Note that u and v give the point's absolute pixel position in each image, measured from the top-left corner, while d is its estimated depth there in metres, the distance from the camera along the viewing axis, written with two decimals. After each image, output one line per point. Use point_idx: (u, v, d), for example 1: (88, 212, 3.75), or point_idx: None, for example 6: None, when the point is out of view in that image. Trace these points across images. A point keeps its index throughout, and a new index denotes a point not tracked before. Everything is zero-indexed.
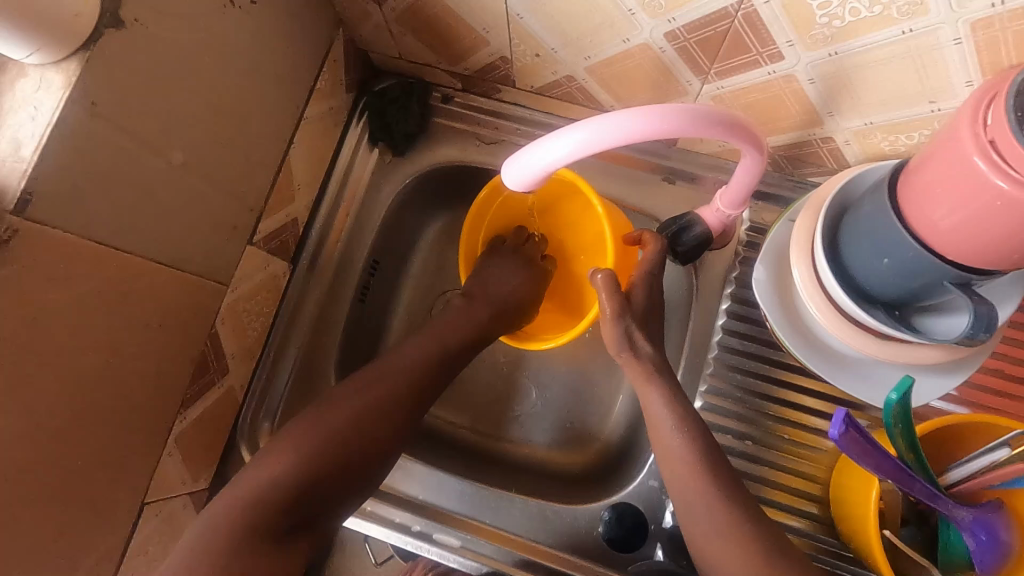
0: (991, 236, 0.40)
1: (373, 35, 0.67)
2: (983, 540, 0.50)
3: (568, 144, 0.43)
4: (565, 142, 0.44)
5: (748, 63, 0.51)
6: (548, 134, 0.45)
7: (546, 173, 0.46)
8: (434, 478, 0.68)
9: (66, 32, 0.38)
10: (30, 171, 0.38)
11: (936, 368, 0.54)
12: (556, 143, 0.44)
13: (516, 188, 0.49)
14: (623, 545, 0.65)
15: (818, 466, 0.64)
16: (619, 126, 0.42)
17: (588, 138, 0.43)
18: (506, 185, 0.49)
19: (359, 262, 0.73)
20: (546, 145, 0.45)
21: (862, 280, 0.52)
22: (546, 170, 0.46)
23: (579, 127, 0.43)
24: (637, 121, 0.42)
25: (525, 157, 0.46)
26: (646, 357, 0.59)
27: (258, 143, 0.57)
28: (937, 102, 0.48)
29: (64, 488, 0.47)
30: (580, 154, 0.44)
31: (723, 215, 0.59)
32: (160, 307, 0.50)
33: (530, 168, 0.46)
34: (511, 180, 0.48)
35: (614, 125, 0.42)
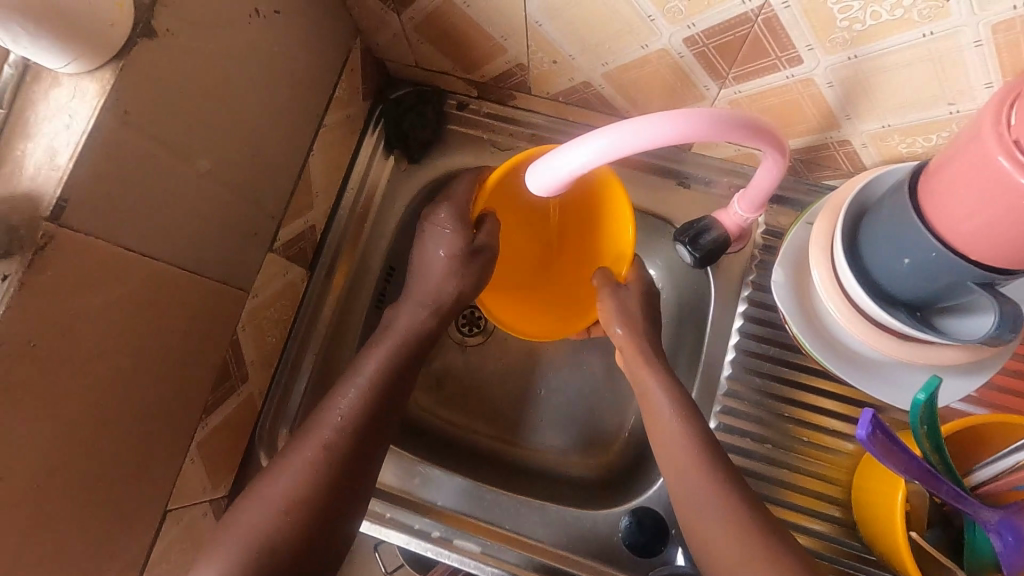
0: (1016, 235, 0.41)
1: (390, 44, 0.68)
2: (1010, 541, 0.50)
3: (592, 149, 0.43)
4: (589, 147, 0.44)
5: (767, 67, 0.52)
6: (573, 139, 0.45)
7: (570, 179, 0.46)
8: (452, 484, 0.68)
9: (101, 42, 0.38)
10: (65, 178, 0.38)
11: (959, 369, 0.54)
12: (581, 148, 0.44)
13: (540, 193, 0.49)
14: (644, 551, 0.64)
15: (837, 468, 0.64)
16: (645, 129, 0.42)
17: (613, 144, 0.43)
18: (530, 190, 0.49)
19: (375, 269, 0.73)
20: (571, 151, 0.45)
21: (883, 281, 0.52)
22: (571, 175, 0.46)
23: (604, 133, 0.43)
24: (663, 125, 0.42)
25: (549, 163, 0.46)
26: None
27: (279, 151, 0.58)
28: (956, 104, 0.48)
29: (91, 495, 0.47)
30: (605, 160, 0.44)
31: (741, 219, 0.59)
32: (186, 314, 0.51)
33: (554, 174, 0.46)
34: (535, 186, 0.48)
35: (640, 130, 0.42)
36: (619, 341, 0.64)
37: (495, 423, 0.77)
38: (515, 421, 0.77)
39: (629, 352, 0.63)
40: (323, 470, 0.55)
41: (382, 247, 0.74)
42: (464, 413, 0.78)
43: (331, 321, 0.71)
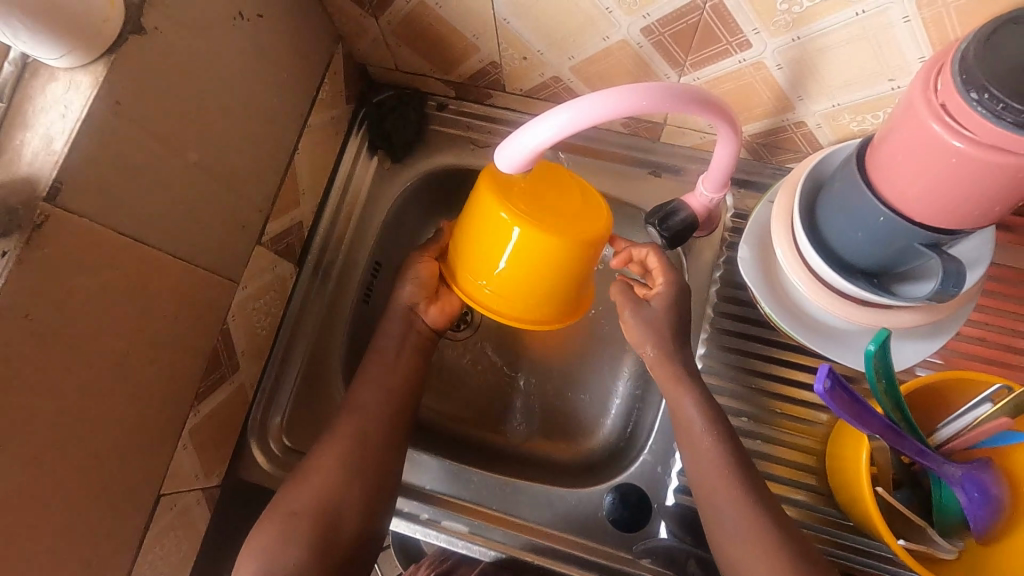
0: (952, 195, 0.43)
1: (371, 49, 0.71)
2: (975, 496, 0.52)
3: (555, 125, 0.46)
4: (550, 123, 0.46)
5: (720, 52, 0.55)
6: (536, 116, 0.47)
7: (534, 155, 0.49)
8: (441, 468, 0.70)
9: (95, 38, 0.41)
10: (61, 162, 0.41)
11: (916, 332, 0.57)
12: (544, 125, 0.47)
13: (508, 171, 0.51)
14: (628, 525, 0.66)
15: (813, 439, 0.66)
16: (599, 104, 0.45)
17: (572, 118, 0.45)
18: (498, 167, 0.51)
19: (361, 264, 0.76)
20: (533, 128, 0.47)
21: (838, 249, 0.55)
22: (534, 152, 0.49)
23: (562, 108, 0.46)
24: (616, 98, 0.45)
25: (514, 141, 0.49)
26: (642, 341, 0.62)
27: (266, 148, 0.61)
28: (895, 80, 0.51)
29: (86, 473, 0.49)
30: (566, 134, 0.47)
31: (707, 200, 0.62)
32: (177, 301, 0.53)
33: (519, 152, 0.49)
34: (503, 163, 0.51)
35: (596, 105, 0.45)
36: (650, 360, 0.63)
37: (483, 413, 0.79)
38: (501, 410, 0.79)
39: (661, 370, 0.62)
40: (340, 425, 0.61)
41: (368, 243, 0.77)
42: (450, 404, 0.80)
43: (320, 314, 0.74)
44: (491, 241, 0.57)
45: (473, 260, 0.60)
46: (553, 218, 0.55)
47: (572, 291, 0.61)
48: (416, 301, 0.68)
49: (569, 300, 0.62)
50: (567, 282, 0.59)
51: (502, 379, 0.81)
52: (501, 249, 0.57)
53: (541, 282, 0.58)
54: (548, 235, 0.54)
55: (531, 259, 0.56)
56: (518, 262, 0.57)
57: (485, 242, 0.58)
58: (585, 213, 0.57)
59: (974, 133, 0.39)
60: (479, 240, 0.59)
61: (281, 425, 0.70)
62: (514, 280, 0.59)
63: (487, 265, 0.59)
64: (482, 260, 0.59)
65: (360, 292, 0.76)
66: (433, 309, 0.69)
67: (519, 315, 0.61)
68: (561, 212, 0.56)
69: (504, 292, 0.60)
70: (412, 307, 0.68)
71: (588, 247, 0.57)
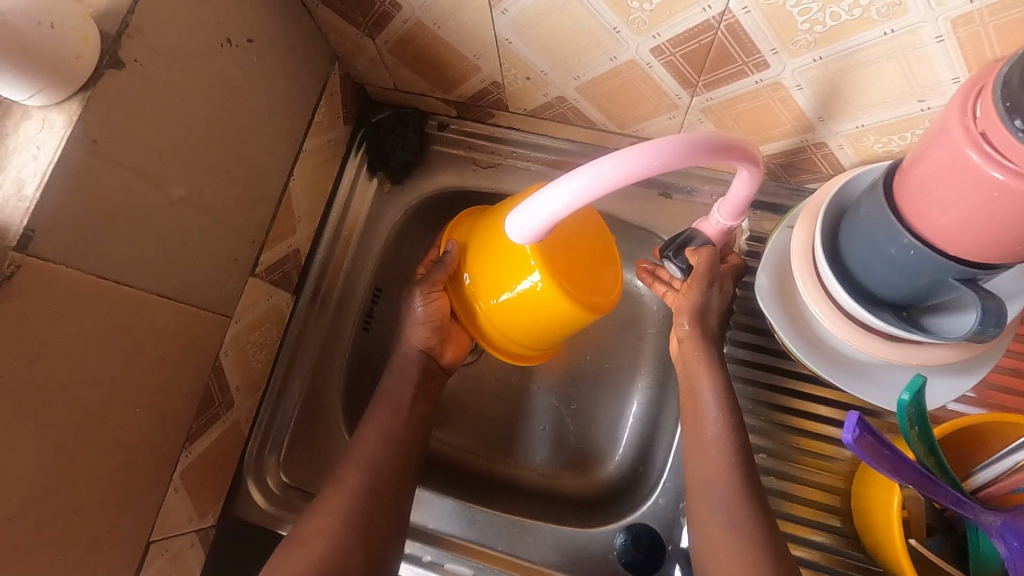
0: (993, 229, 0.40)
1: (368, 68, 0.69)
2: (1016, 546, 0.48)
3: (580, 184, 0.43)
4: (571, 185, 0.43)
5: (735, 73, 0.52)
6: (561, 177, 0.44)
7: (555, 219, 0.46)
8: (446, 506, 0.67)
9: (67, 74, 0.39)
10: (33, 209, 0.38)
11: (953, 369, 0.53)
12: (569, 185, 0.43)
13: (529, 234, 0.49)
14: (641, 568, 0.62)
15: (835, 476, 0.62)
16: (627, 163, 0.41)
17: (590, 183, 0.42)
18: (517, 230, 0.49)
19: (361, 291, 0.73)
20: (555, 191, 0.44)
21: (865, 282, 0.51)
22: (556, 215, 0.46)
23: (582, 171, 0.43)
24: (646, 154, 0.41)
25: (534, 204, 0.46)
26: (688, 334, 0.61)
27: (259, 176, 0.58)
28: (926, 101, 0.48)
29: (70, 528, 0.46)
30: (591, 196, 0.43)
31: (723, 226, 0.57)
32: (165, 343, 0.51)
33: (535, 219, 0.47)
34: (524, 227, 0.48)
35: (624, 162, 0.41)
36: (682, 334, 0.62)
37: (490, 443, 0.77)
38: (507, 439, 0.77)
39: (688, 347, 0.61)
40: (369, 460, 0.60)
41: (369, 268, 0.74)
42: (454, 434, 0.77)
43: (318, 344, 0.71)
44: (505, 261, 0.59)
45: (486, 272, 0.61)
46: (564, 275, 0.57)
47: (558, 334, 0.63)
48: (424, 347, 0.68)
49: (547, 343, 0.65)
50: (553, 333, 0.63)
51: (509, 406, 0.78)
52: (509, 275, 0.58)
53: (539, 323, 0.61)
54: (545, 285, 0.56)
55: (527, 299, 0.58)
56: (524, 300, 0.59)
57: (497, 259, 0.59)
58: (594, 289, 0.60)
59: (1018, 164, 0.36)
60: (493, 256, 0.60)
61: (278, 460, 0.68)
62: (516, 312, 0.60)
63: (494, 285, 0.60)
64: (494, 277, 0.60)
65: (360, 320, 0.73)
66: (451, 351, 0.70)
67: (505, 343, 0.65)
68: (572, 277, 0.58)
69: (503, 317, 0.62)
70: (426, 350, 0.68)
71: (574, 317, 0.59)
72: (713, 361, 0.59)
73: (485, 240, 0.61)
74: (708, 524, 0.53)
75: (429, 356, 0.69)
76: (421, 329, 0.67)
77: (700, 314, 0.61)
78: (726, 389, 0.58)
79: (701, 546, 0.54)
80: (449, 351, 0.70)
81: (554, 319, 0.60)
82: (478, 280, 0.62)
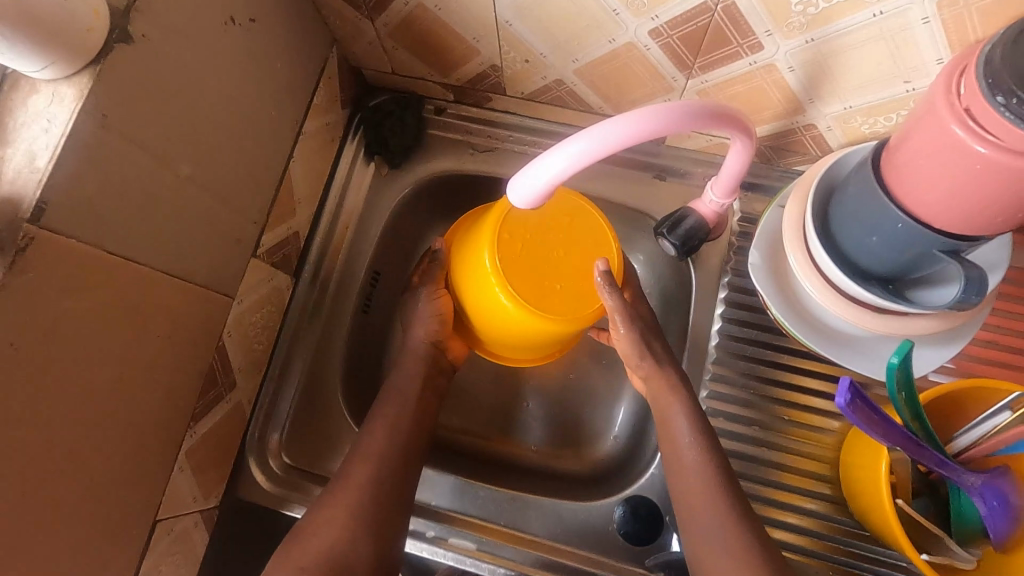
0: (975, 202, 0.42)
1: (367, 52, 0.69)
2: (996, 505, 0.51)
3: (581, 148, 0.44)
4: (570, 150, 0.45)
5: (730, 55, 0.54)
6: (559, 143, 0.46)
7: (553, 185, 0.47)
8: (448, 483, 0.68)
9: (79, 47, 0.39)
10: (46, 180, 0.39)
11: (934, 339, 0.56)
12: (568, 150, 0.45)
13: (526, 202, 0.49)
14: (640, 539, 0.64)
15: (825, 446, 0.65)
16: (624, 127, 0.44)
17: (589, 146, 0.44)
18: (515, 199, 0.49)
19: (360, 274, 0.74)
20: (554, 156, 0.46)
21: (854, 255, 0.53)
22: (555, 180, 0.47)
23: (581, 136, 0.44)
24: (641, 118, 0.44)
25: (532, 171, 0.47)
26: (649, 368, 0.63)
27: (261, 157, 0.58)
28: (911, 81, 0.50)
29: (80, 504, 0.47)
30: (589, 159, 0.45)
31: (717, 206, 0.61)
32: (171, 321, 0.51)
33: (534, 185, 0.47)
34: (522, 195, 0.49)
35: (622, 125, 0.44)
36: (644, 372, 0.63)
37: (489, 423, 0.78)
38: (505, 419, 0.78)
39: (654, 383, 0.62)
40: None
41: (368, 252, 0.75)
42: (453, 415, 0.78)
43: (318, 327, 0.71)
44: (481, 277, 0.62)
45: (471, 288, 0.65)
46: (529, 288, 0.60)
47: (548, 341, 0.65)
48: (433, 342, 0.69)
49: (544, 347, 0.67)
50: (543, 341, 0.64)
51: (507, 388, 0.79)
52: (485, 292, 0.62)
53: (524, 334, 0.63)
54: (512, 300, 0.59)
55: (504, 314, 0.61)
56: (502, 314, 0.61)
57: (474, 275, 0.63)
58: (574, 299, 0.61)
59: (1000, 138, 0.38)
60: (472, 272, 0.63)
61: (280, 440, 0.68)
62: (501, 323, 0.63)
63: (478, 299, 0.64)
64: (477, 292, 0.64)
65: (359, 303, 0.74)
66: (455, 347, 0.71)
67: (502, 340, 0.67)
68: (541, 291, 0.60)
69: (488, 321, 0.65)
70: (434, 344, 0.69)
71: (542, 329, 0.61)
72: (675, 382, 0.62)
73: (466, 256, 0.65)
74: (707, 493, 0.56)
75: (437, 350, 0.70)
76: (428, 324, 0.69)
77: (642, 348, 0.63)
78: (695, 411, 0.60)
79: (697, 514, 0.56)
80: (454, 348, 0.71)
81: (534, 333, 0.62)
82: (465, 292, 0.66)
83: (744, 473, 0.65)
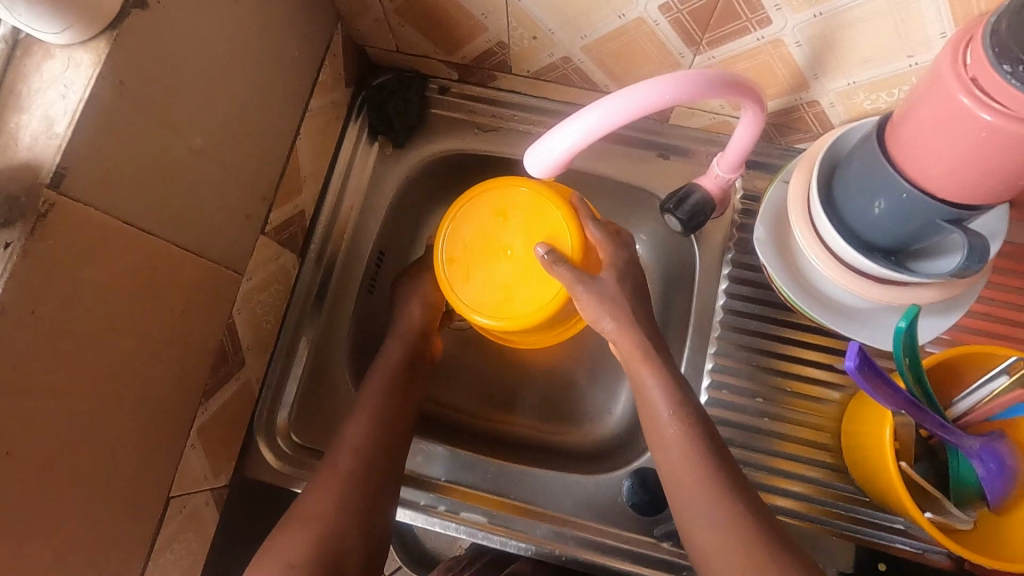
0: (977, 171, 0.43)
1: (372, 29, 0.69)
2: (993, 467, 0.53)
3: (600, 117, 0.45)
4: (590, 119, 0.45)
5: (739, 30, 0.54)
6: (577, 112, 0.46)
7: (571, 154, 0.48)
8: (457, 459, 0.69)
9: (96, 11, 0.38)
10: (65, 146, 0.38)
11: (933, 309, 0.57)
12: (588, 119, 0.45)
13: (541, 172, 0.50)
14: (649, 509, 0.65)
15: (826, 416, 0.67)
16: (643, 96, 0.44)
17: (609, 115, 0.45)
18: (531, 168, 0.50)
19: (366, 254, 0.74)
20: (573, 125, 0.46)
21: (858, 227, 0.55)
22: (573, 149, 0.47)
23: (601, 105, 0.45)
24: (661, 88, 0.44)
25: (549, 140, 0.47)
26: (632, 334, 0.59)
27: (269, 133, 0.58)
28: (914, 56, 0.52)
29: (98, 478, 0.46)
30: (608, 129, 0.46)
31: (722, 180, 0.62)
32: (185, 295, 0.51)
33: (551, 154, 0.48)
34: (538, 164, 0.49)
35: (641, 95, 0.44)
36: (611, 336, 0.60)
37: (494, 402, 0.79)
38: (511, 398, 0.79)
39: (626, 346, 0.59)
40: None
41: (373, 231, 0.75)
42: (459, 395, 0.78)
43: (325, 306, 0.71)
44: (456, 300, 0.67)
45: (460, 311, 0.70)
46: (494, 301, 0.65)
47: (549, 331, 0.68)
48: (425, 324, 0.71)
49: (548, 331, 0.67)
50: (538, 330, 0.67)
51: (512, 367, 0.80)
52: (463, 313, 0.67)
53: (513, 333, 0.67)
54: (482, 316, 0.64)
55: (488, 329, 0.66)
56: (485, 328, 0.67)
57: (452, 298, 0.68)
58: (533, 287, 0.64)
59: (1005, 106, 0.39)
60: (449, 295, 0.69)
61: (288, 420, 0.68)
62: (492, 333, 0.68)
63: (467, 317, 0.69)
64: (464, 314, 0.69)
65: (364, 283, 0.74)
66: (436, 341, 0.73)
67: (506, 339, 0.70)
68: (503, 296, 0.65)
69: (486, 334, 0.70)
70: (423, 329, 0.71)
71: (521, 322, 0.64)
72: (648, 348, 0.59)
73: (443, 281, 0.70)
74: None
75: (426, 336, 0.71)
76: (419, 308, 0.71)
77: (619, 310, 0.60)
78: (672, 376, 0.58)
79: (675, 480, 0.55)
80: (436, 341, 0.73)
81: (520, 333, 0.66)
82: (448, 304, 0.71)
83: (747, 444, 0.67)
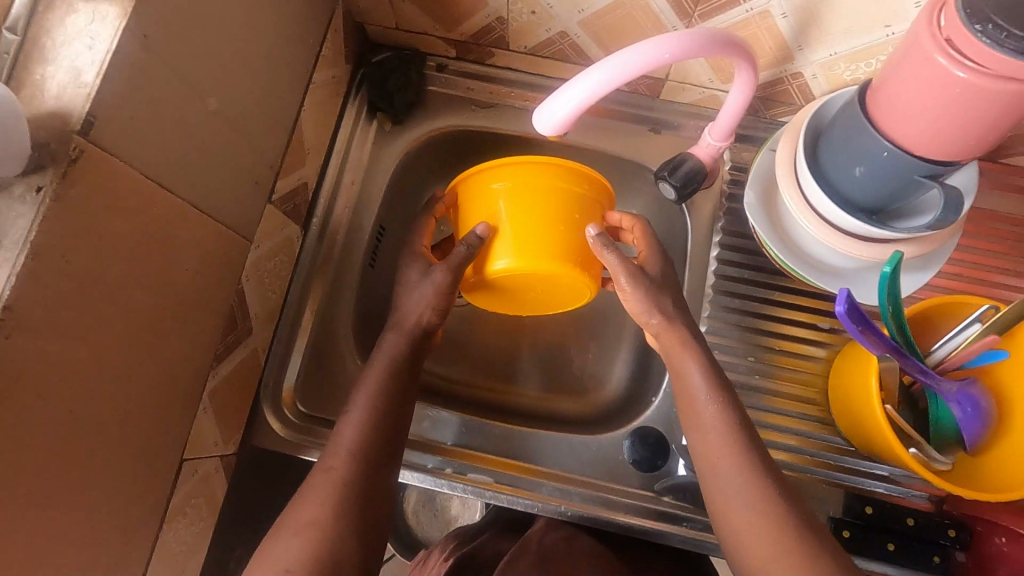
0: (952, 126, 0.47)
1: (371, 5, 0.70)
2: (969, 410, 0.57)
3: (603, 76, 0.47)
4: (593, 77, 0.47)
5: (730, 2, 0.57)
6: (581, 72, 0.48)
7: (577, 112, 0.50)
8: (462, 423, 0.71)
9: None
10: (94, 95, 0.39)
11: (911, 265, 0.61)
12: (591, 77, 0.47)
13: (549, 132, 0.52)
14: (649, 466, 0.68)
15: (812, 373, 0.70)
16: (642, 54, 0.47)
17: (611, 73, 0.47)
18: (539, 129, 0.52)
19: (367, 227, 0.75)
20: (577, 83, 0.48)
21: (843, 188, 0.58)
22: (579, 108, 0.49)
23: (603, 65, 0.47)
24: (657, 48, 0.47)
25: (554, 100, 0.49)
26: (676, 322, 0.60)
27: (276, 101, 0.59)
28: (891, 26, 0.55)
29: (118, 433, 0.47)
30: (611, 86, 0.48)
31: (713, 149, 0.65)
32: (199, 255, 0.51)
33: (559, 113, 0.50)
34: (545, 125, 0.51)
35: (639, 53, 0.47)
36: (654, 329, 0.60)
37: (494, 372, 0.81)
38: (511, 368, 0.81)
39: (667, 338, 0.59)
40: (389, 376, 0.62)
41: (373, 205, 0.76)
42: (460, 366, 0.80)
43: (327, 278, 0.72)
44: None
45: None
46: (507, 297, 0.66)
47: None
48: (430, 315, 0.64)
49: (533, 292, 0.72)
50: None
51: (511, 338, 0.82)
52: None
53: None
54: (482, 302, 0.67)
55: None
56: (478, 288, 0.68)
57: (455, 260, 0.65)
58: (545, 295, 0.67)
59: (977, 62, 0.42)
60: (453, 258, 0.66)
61: (293, 389, 0.69)
62: None
63: None
64: None
65: (366, 256, 0.75)
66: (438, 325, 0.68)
67: None
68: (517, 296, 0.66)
69: None
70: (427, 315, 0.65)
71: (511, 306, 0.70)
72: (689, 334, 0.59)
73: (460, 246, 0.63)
74: None
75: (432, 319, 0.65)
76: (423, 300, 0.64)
77: (655, 301, 0.60)
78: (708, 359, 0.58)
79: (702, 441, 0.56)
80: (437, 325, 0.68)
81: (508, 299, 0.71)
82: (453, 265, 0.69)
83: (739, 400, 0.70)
